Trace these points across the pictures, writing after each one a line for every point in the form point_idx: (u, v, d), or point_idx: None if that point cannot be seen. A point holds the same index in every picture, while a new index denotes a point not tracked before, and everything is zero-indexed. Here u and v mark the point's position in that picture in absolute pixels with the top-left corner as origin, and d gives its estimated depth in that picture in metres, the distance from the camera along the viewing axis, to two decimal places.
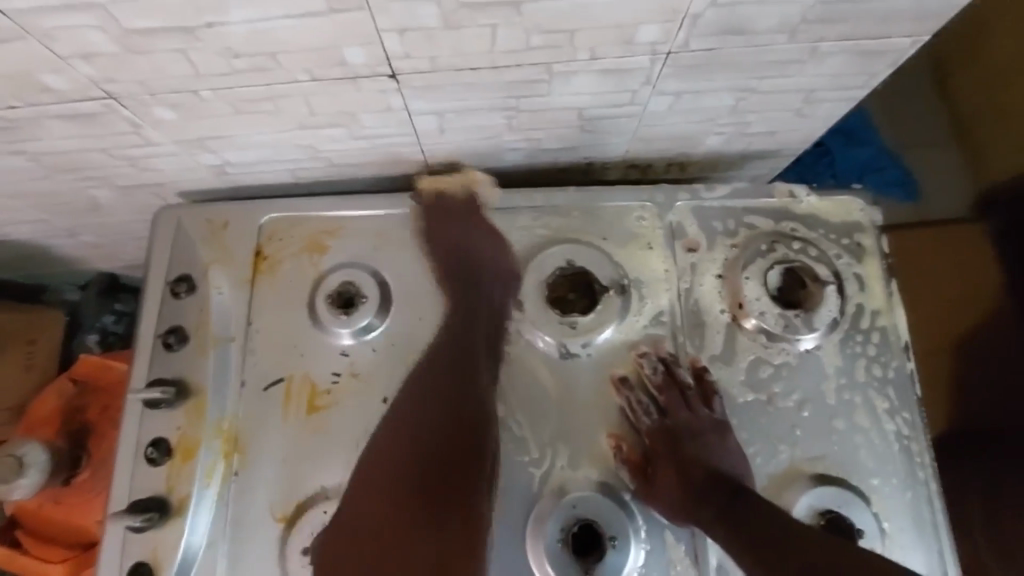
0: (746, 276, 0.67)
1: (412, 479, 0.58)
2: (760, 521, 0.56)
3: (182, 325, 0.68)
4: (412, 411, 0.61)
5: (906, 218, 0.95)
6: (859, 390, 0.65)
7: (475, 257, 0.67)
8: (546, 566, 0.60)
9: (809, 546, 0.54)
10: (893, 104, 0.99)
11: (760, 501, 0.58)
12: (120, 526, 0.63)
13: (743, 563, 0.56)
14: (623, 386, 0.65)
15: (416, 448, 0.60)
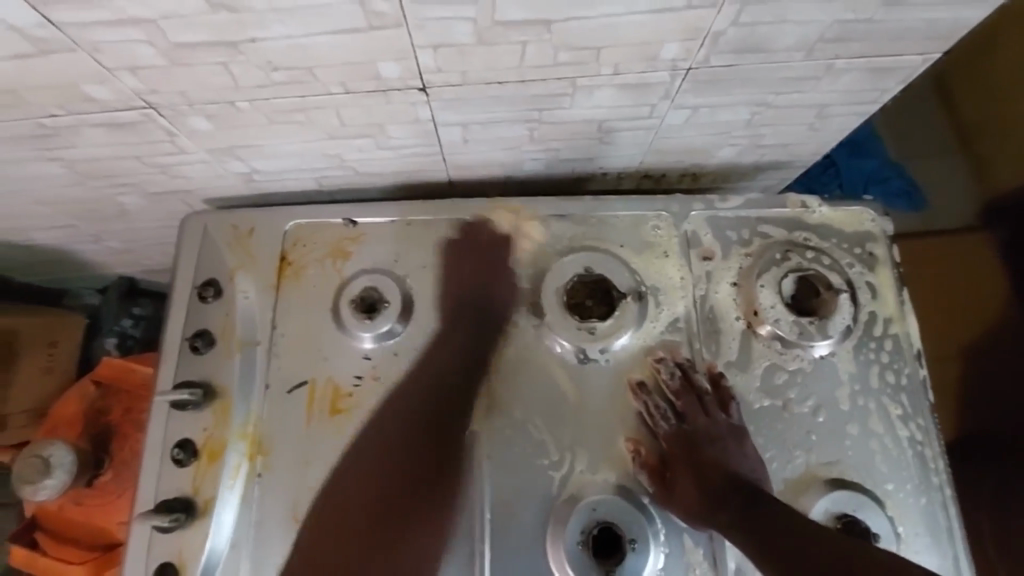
0: (761, 284, 0.69)
1: (393, 485, 0.65)
2: (781, 528, 0.56)
3: (209, 328, 0.70)
4: (397, 424, 0.66)
5: (912, 227, 1.00)
6: (873, 396, 0.67)
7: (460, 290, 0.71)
8: (567, 569, 0.61)
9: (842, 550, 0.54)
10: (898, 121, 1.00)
11: (779, 507, 0.58)
12: (146, 526, 0.63)
13: (761, 568, 0.56)
14: (641, 392, 0.66)
15: (398, 458, 0.65)
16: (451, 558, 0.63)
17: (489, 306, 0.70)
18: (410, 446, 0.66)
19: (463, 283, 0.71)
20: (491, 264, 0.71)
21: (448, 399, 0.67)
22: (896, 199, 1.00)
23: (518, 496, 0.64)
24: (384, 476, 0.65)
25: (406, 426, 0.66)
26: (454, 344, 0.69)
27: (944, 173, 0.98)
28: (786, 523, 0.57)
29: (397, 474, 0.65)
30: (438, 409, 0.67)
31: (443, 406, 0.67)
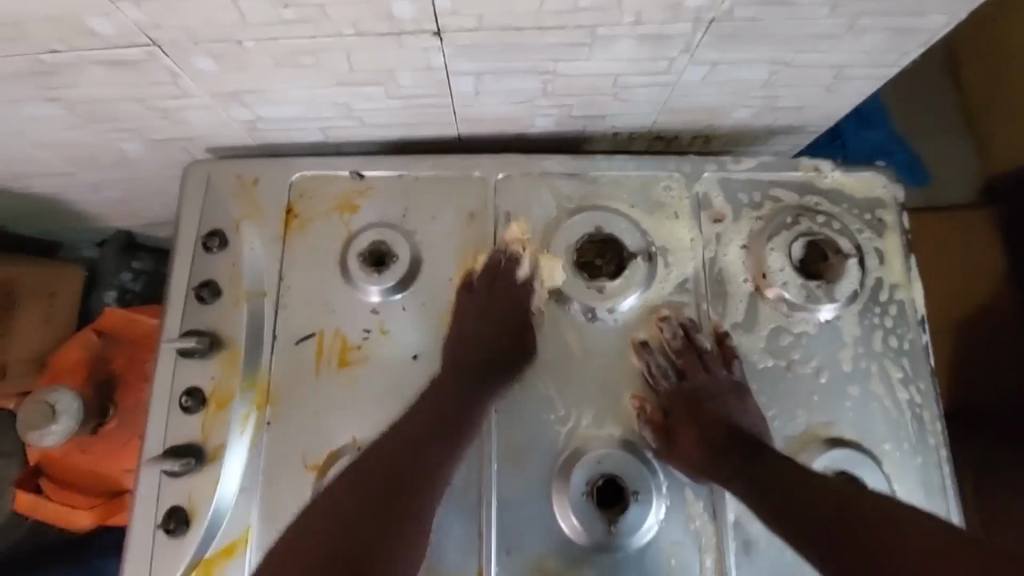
0: (771, 247, 0.69)
1: (398, 473, 0.59)
2: (780, 480, 0.58)
3: (215, 279, 0.69)
4: (415, 420, 0.62)
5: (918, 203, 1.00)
6: (876, 359, 0.67)
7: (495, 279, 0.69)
8: (572, 519, 0.62)
9: (859, 505, 0.54)
10: (905, 95, 1.05)
11: (778, 459, 0.60)
12: (155, 471, 0.62)
13: (762, 519, 0.58)
14: (647, 353, 0.67)
15: (412, 447, 0.60)
16: (458, 504, 0.64)
17: (514, 313, 0.67)
18: (425, 443, 0.60)
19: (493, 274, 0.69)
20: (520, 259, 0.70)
21: (476, 403, 0.63)
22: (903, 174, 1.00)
23: (526, 450, 0.65)
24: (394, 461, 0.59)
25: (428, 424, 0.61)
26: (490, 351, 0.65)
27: (942, 152, 1.02)
28: (789, 470, 0.59)
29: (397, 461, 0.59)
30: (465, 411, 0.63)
31: (467, 406, 0.63)
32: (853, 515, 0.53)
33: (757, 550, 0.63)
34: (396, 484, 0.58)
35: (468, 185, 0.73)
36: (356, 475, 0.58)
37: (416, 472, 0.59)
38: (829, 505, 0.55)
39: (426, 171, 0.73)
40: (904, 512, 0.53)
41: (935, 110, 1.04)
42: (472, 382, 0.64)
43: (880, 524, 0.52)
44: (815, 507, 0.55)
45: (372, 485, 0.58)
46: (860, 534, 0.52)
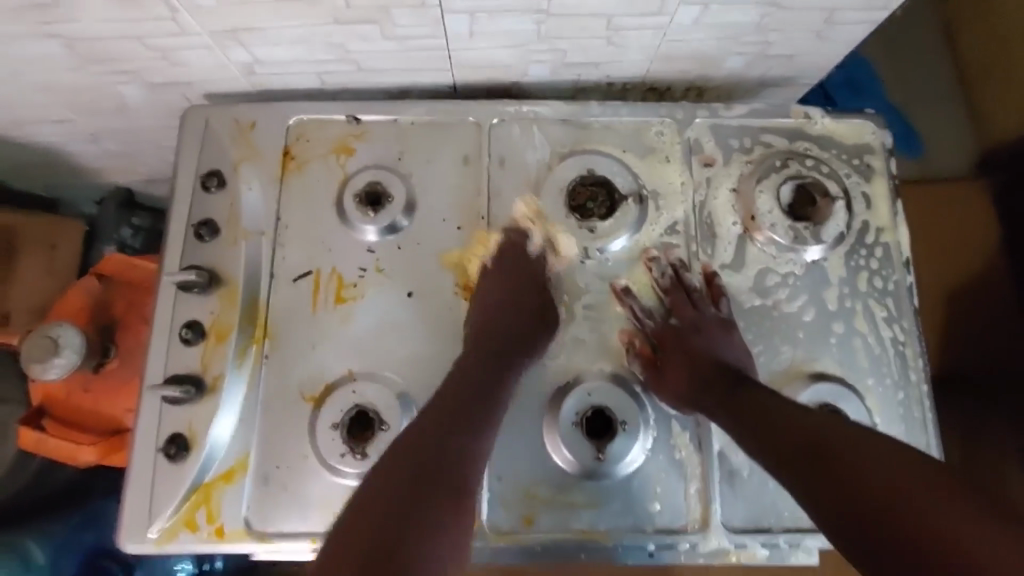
0: (760, 189, 0.70)
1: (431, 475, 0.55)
2: (758, 407, 0.60)
3: (213, 217, 0.70)
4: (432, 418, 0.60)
5: (913, 170, 1.15)
6: (860, 299, 0.69)
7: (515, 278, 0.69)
8: (563, 449, 0.64)
9: (836, 430, 0.56)
10: (906, 66, 1.20)
11: (759, 388, 0.62)
12: (157, 397, 0.64)
13: (742, 445, 0.60)
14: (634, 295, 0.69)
15: (439, 444, 0.57)
16: None
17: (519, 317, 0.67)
18: (446, 437, 0.58)
19: (514, 277, 0.69)
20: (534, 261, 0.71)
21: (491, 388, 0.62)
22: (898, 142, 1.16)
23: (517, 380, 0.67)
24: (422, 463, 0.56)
25: (445, 409, 0.60)
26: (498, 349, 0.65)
27: (941, 121, 1.18)
28: (777, 410, 0.60)
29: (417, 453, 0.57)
30: (483, 403, 0.61)
31: (487, 389, 0.62)
32: (839, 453, 0.54)
33: (741, 479, 0.65)
34: (432, 483, 0.55)
35: (464, 130, 0.74)
36: (391, 476, 0.55)
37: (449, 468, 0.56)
38: (819, 445, 0.56)
39: (422, 116, 0.74)
40: (888, 447, 0.54)
41: (933, 83, 1.20)
42: (487, 377, 0.63)
43: (864, 459, 0.53)
44: (792, 434, 0.57)
45: (407, 480, 0.55)
46: (844, 468, 0.53)
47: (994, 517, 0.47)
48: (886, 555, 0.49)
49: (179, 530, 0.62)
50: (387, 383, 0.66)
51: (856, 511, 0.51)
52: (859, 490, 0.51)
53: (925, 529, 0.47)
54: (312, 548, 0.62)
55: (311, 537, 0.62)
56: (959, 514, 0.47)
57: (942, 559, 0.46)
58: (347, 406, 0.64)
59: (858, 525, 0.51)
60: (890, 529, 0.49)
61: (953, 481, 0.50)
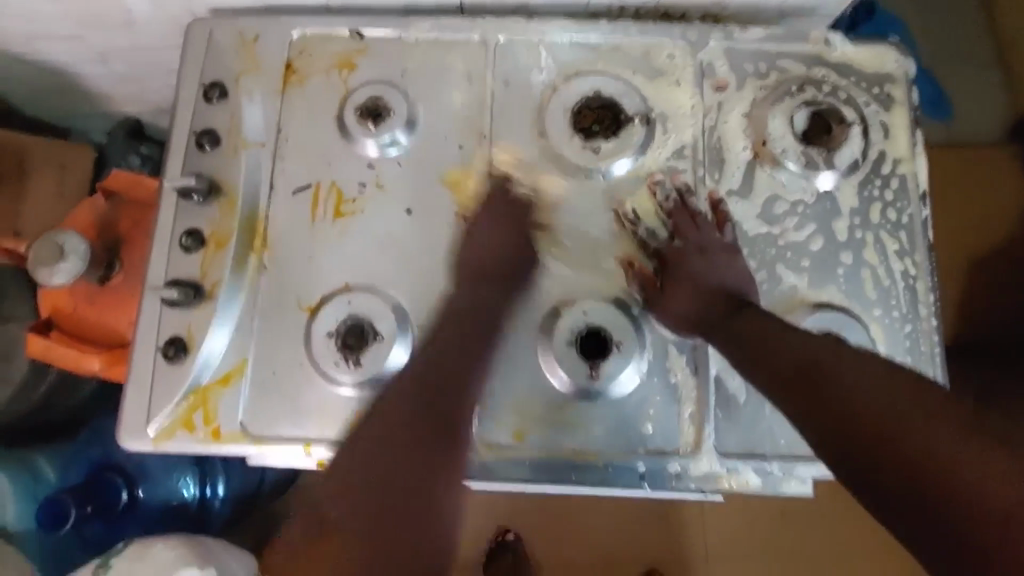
0: (773, 113, 0.68)
1: (409, 454, 0.60)
2: (757, 331, 0.58)
3: (215, 128, 0.69)
4: (407, 403, 0.61)
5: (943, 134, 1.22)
6: (871, 230, 0.67)
7: (505, 246, 0.66)
8: (557, 367, 0.64)
9: (838, 358, 0.53)
10: (942, 32, 1.25)
11: (762, 314, 0.60)
12: (157, 299, 0.65)
13: (739, 368, 0.59)
14: (634, 222, 0.67)
15: (418, 424, 0.60)
16: None
17: (504, 278, 0.65)
18: (426, 411, 0.61)
19: (504, 244, 0.66)
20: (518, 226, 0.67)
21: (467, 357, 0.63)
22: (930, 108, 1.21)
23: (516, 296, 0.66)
24: (405, 464, 0.60)
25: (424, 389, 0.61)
26: (455, 326, 0.64)
27: (974, 87, 1.23)
28: (774, 352, 0.56)
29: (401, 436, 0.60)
30: (452, 378, 0.62)
31: (466, 358, 0.63)
32: (838, 394, 0.51)
33: (737, 407, 0.64)
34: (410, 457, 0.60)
35: (470, 49, 0.72)
36: (370, 452, 0.60)
37: (444, 450, 0.60)
38: (816, 388, 0.52)
39: (426, 34, 0.72)
40: (892, 383, 0.50)
41: (968, 48, 1.24)
42: (463, 341, 0.63)
43: (866, 401, 0.49)
44: (785, 357, 0.56)
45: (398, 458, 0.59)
46: (846, 411, 0.50)
47: (987, 440, 0.44)
48: (895, 497, 0.46)
49: (176, 430, 0.63)
50: (383, 297, 0.65)
51: (859, 453, 0.48)
52: (862, 434, 0.48)
53: (915, 457, 0.45)
54: (305, 453, 0.63)
55: (305, 443, 0.63)
56: (953, 448, 0.45)
57: (954, 500, 0.44)
58: (343, 315, 0.64)
59: (860, 470, 0.48)
60: (899, 473, 0.46)
61: (965, 416, 0.46)
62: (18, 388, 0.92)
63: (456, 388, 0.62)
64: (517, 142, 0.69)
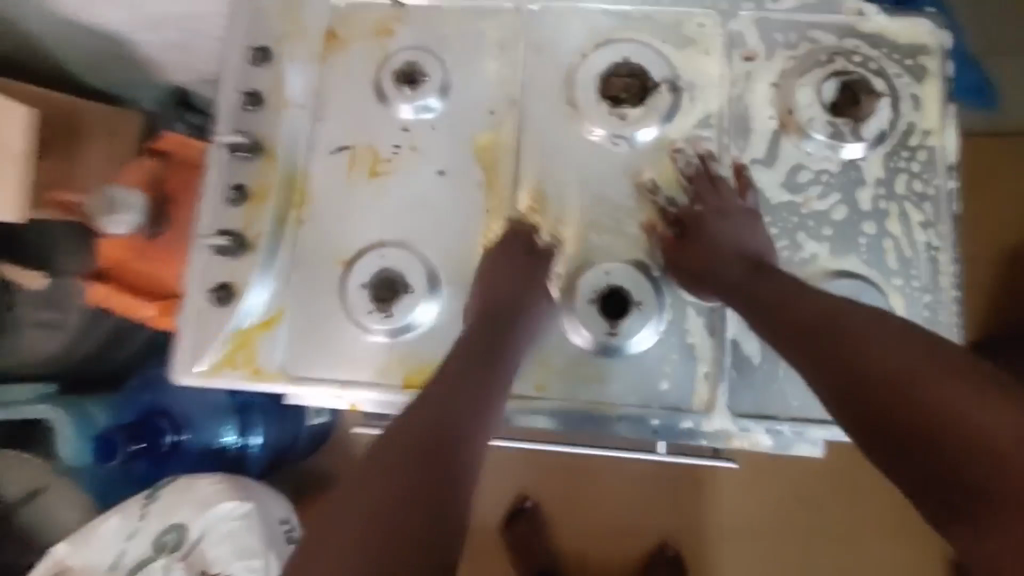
0: (802, 83, 0.68)
1: (419, 466, 0.51)
2: (776, 288, 0.60)
3: (260, 89, 0.72)
4: (420, 411, 0.55)
5: (978, 122, 1.26)
6: (896, 201, 0.67)
7: (515, 271, 0.65)
8: (578, 323, 0.66)
9: (847, 314, 0.55)
10: (983, 17, 1.25)
11: (782, 275, 0.61)
12: (206, 247, 0.68)
13: (754, 325, 0.61)
14: (654, 190, 0.69)
15: (431, 432, 0.53)
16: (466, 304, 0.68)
17: (514, 303, 0.63)
18: (440, 418, 0.54)
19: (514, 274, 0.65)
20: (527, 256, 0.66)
21: (482, 372, 0.58)
22: (970, 96, 1.24)
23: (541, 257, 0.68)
24: (411, 474, 0.50)
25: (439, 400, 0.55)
26: (477, 344, 0.61)
27: (1013, 73, 1.24)
28: (793, 313, 0.58)
29: (413, 445, 0.52)
30: (468, 388, 0.57)
31: (480, 372, 0.58)
32: (852, 353, 0.53)
33: (750, 369, 0.66)
34: (422, 470, 0.51)
35: (504, 18, 0.74)
36: (375, 463, 0.51)
37: (458, 464, 0.52)
38: (830, 346, 0.54)
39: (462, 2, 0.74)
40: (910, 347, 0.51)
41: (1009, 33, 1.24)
42: (476, 357, 0.60)
43: (879, 360, 0.51)
44: (800, 310, 0.58)
45: (406, 473, 0.50)
46: (858, 368, 0.52)
47: (992, 392, 0.46)
48: (900, 453, 0.48)
49: (223, 368, 0.68)
50: (414, 251, 0.69)
51: (868, 404, 0.50)
52: (868, 392, 0.50)
53: (924, 408, 0.47)
54: (338, 395, 0.68)
55: (339, 385, 0.68)
56: (960, 397, 0.46)
57: (962, 461, 0.45)
58: (377, 268, 0.68)
59: (868, 421, 0.50)
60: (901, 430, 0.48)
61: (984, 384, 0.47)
62: (81, 330, 1.02)
63: (472, 405, 0.56)
64: (547, 108, 0.72)
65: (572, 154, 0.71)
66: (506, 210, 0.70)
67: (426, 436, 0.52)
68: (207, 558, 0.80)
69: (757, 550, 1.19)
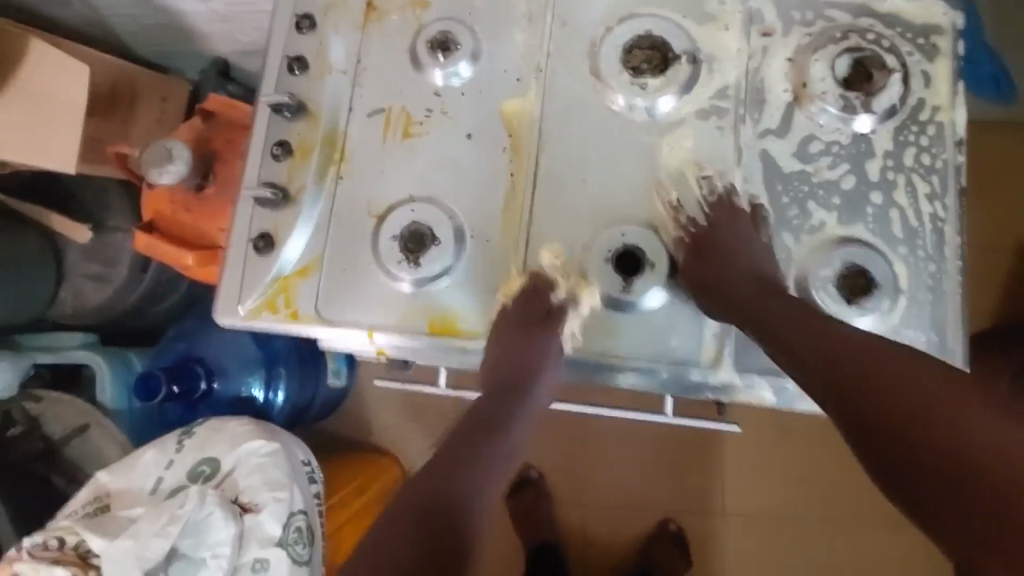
0: (816, 58, 0.71)
1: (422, 538, 0.62)
2: (786, 309, 0.63)
3: (304, 54, 0.78)
4: (427, 482, 0.66)
5: (996, 117, 1.27)
6: (904, 173, 0.70)
7: (517, 335, 0.70)
8: (595, 281, 0.70)
9: (868, 339, 0.59)
10: (1008, 11, 1.25)
11: (789, 298, 0.65)
12: (251, 197, 0.75)
13: (763, 341, 0.64)
14: (678, 207, 0.72)
15: (434, 504, 0.64)
16: (487, 259, 0.73)
17: (517, 371, 0.70)
18: (443, 490, 0.65)
19: (517, 344, 0.70)
20: (535, 319, 0.70)
21: (479, 446, 0.69)
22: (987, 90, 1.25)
23: (560, 218, 0.73)
24: (412, 547, 0.61)
25: (443, 473, 0.67)
26: (481, 414, 0.72)
27: None
28: (814, 336, 0.60)
29: (417, 518, 0.63)
30: (467, 460, 0.68)
31: (479, 444, 0.69)
32: (878, 381, 0.55)
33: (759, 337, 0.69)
34: (423, 538, 0.62)
35: None
36: (386, 532, 0.63)
37: (452, 536, 0.63)
38: (856, 373, 0.57)
39: None
40: (934, 375, 0.54)
41: None
42: (477, 429, 0.71)
43: (908, 391, 0.54)
44: (814, 336, 0.60)
45: (411, 544, 0.62)
46: (888, 397, 0.54)
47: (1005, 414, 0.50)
48: (911, 474, 0.52)
49: (263, 311, 0.74)
50: (442, 208, 0.74)
51: (893, 420, 0.53)
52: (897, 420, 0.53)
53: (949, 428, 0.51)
54: (367, 339, 0.73)
55: (368, 331, 0.72)
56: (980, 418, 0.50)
57: (981, 479, 0.48)
58: (406, 221, 0.73)
59: (893, 438, 0.53)
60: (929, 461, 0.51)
61: (997, 408, 0.51)
62: (125, 282, 1.10)
63: (469, 475, 0.67)
64: (572, 79, 0.75)
65: (595, 123, 0.74)
66: (529, 176, 0.74)
67: (429, 509, 0.64)
68: (239, 487, 0.84)
69: (738, 517, 1.27)
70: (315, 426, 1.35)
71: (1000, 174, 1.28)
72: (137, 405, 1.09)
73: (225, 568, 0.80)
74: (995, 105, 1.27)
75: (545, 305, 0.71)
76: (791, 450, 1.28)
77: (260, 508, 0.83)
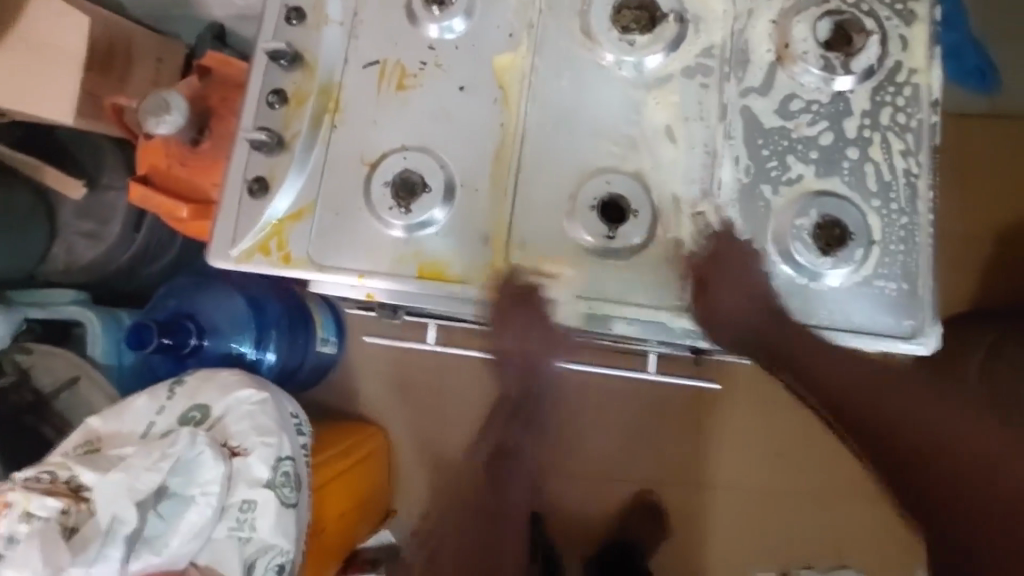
0: (798, 19, 0.74)
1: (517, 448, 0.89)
2: (801, 337, 0.68)
3: (302, 6, 0.80)
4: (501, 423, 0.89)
5: (980, 105, 1.31)
6: (880, 131, 0.73)
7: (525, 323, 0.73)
8: (580, 227, 0.72)
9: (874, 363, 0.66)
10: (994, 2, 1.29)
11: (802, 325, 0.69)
12: (246, 142, 0.76)
13: (783, 369, 0.69)
14: (668, 201, 0.73)
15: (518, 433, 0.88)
16: (474, 208, 0.75)
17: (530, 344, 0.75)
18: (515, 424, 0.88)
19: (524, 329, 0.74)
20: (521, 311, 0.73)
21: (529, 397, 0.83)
22: (971, 77, 1.29)
23: (547, 170, 0.75)
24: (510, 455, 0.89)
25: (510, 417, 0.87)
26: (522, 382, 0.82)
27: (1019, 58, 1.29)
28: (834, 363, 0.66)
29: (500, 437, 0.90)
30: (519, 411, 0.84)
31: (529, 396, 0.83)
32: (895, 406, 0.64)
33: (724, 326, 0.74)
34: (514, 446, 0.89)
35: None
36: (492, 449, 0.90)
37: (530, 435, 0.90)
38: (865, 398, 0.64)
39: None
40: (926, 396, 0.64)
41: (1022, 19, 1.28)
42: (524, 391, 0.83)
43: (919, 412, 0.63)
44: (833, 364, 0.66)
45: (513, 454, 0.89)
46: (901, 428, 0.63)
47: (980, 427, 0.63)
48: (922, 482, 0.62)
49: (255, 253, 0.75)
50: (433, 156, 0.75)
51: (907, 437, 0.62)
52: (909, 446, 0.62)
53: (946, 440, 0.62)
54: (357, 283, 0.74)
55: (359, 274, 0.74)
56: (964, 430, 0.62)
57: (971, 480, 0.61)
58: (398, 166, 0.75)
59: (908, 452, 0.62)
60: (930, 475, 0.62)
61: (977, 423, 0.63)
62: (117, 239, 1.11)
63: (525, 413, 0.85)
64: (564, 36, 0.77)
65: (585, 78, 0.76)
66: (519, 129, 0.76)
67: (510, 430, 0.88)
68: (229, 432, 0.86)
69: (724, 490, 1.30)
70: (305, 392, 1.37)
71: (982, 161, 1.31)
72: (127, 361, 1.12)
73: (213, 506, 0.81)
74: (977, 93, 1.31)
75: (516, 284, 0.73)
76: (779, 425, 1.31)
77: (249, 452, 0.85)
